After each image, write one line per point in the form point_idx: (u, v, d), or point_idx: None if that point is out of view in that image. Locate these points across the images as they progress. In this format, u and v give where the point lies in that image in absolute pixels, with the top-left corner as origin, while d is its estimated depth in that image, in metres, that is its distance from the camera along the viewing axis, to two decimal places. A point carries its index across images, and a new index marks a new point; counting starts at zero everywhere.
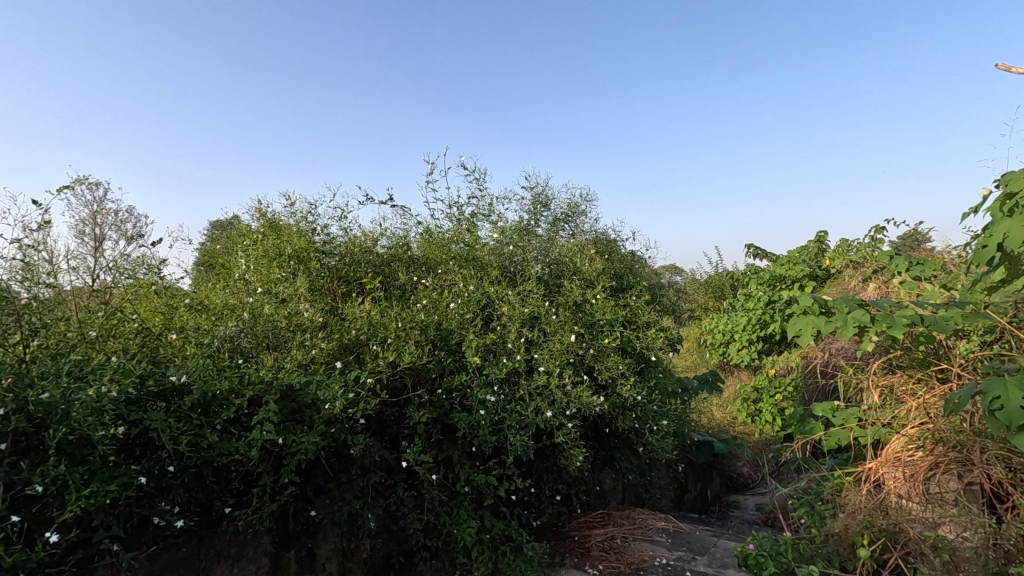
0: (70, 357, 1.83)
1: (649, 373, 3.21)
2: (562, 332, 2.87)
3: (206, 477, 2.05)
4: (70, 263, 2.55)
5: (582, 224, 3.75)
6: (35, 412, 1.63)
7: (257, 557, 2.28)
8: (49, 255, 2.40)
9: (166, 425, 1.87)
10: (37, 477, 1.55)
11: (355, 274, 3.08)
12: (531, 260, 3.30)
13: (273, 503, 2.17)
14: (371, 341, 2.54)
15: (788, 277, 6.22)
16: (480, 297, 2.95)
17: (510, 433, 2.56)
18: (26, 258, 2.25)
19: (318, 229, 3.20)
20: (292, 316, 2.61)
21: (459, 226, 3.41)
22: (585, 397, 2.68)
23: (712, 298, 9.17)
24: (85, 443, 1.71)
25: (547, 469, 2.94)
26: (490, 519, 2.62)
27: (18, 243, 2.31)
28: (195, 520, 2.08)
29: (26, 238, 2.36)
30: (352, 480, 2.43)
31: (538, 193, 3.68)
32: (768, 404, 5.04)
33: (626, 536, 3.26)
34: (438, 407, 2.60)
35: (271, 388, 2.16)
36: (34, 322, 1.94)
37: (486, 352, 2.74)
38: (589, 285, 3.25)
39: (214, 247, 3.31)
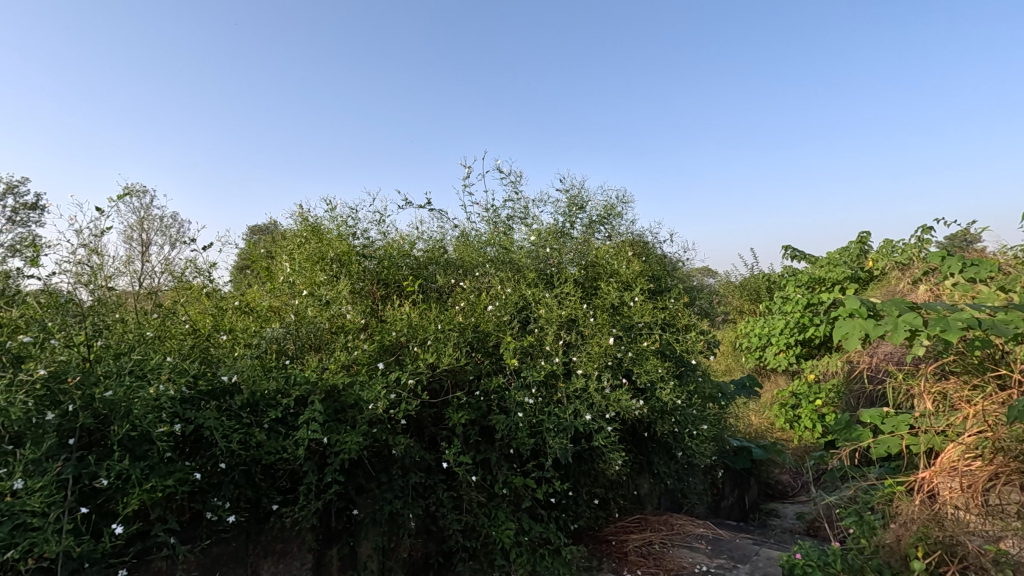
0: (131, 357, 1.92)
1: (688, 376, 3.16)
2: (600, 335, 2.85)
3: (255, 474, 2.12)
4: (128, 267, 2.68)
5: (618, 226, 3.73)
6: (100, 408, 1.70)
7: (301, 553, 2.33)
8: (107, 259, 2.52)
9: (218, 424, 1.94)
10: (103, 471, 1.63)
11: (394, 277, 3.14)
12: (567, 263, 3.30)
13: (318, 501, 2.22)
14: (411, 342, 2.58)
15: (827, 279, 5.98)
16: (517, 300, 2.97)
17: (548, 436, 2.55)
18: (90, 262, 2.38)
19: (358, 233, 3.28)
20: (334, 317, 2.67)
21: (495, 229, 3.44)
22: (624, 400, 2.66)
23: (748, 301, 8.99)
24: (144, 439, 1.79)
25: (585, 473, 2.92)
26: (528, 521, 2.63)
27: (82, 247, 2.45)
28: (244, 516, 2.14)
29: (88, 243, 2.49)
30: (392, 480, 2.47)
31: (574, 195, 3.67)
32: (808, 410, 4.93)
33: (664, 542, 3.22)
34: (476, 408, 2.62)
35: (316, 388, 2.21)
36: (97, 323, 2.03)
37: (523, 355, 2.75)
38: (626, 288, 3.22)
39: (257, 250, 3.41)
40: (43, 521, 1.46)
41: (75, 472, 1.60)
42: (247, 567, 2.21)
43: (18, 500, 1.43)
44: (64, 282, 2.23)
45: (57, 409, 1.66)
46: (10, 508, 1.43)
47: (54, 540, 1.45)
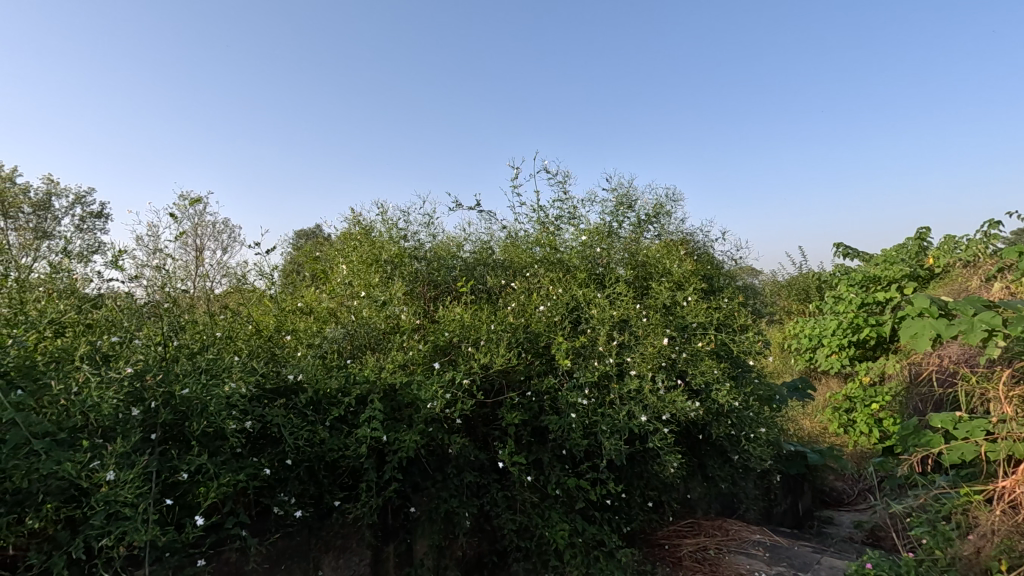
0: (205, 356, 2.00)
1: (744, 378, 3.09)
2: (653, 336, 2.81)
3: (318, 471, 2.17)
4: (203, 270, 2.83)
5: (668, 225, 3.69)
6: (179, 405, 1.79)
7: (360, 549, 2.38)
8: (181, 265, 2.66)
9: (286, 421, 2.01)
10: (183, 465, 1.71)
11: (445, 278, 3.17)
12: (616, 263, 3.27)
13: (378, 497, 2.26)
14: (464, 342, 2.61)
15: (883, 278, 5.68)
16: (569, 300, 2.95)
17: (603, 437, 2.53)
18: (166, 267, 2.53)
19: (408, 236, 3.33)
20: (389, 318, 2.72)
21: (543, 230, 3.43)
22: (680, 402, 2.61)
23: (797, 301, 8.70)
24: (217, 435, 1.86)
25: (638, 475, 2.89)
26: (582, 522, 2.61)
27: (160, 254, 2.60)
28: (309, 511, 2.20)
29: (165, 249, 2.64)
30: (447, 479, 2.49)
31: (622, 194, 3.64)
32: (864, 414, 4.71)
33: (719, 547, 3.15)
34: (529, 408, 2.62)
35: (375, 387, 2.26)
36: (174, 323, 2.14)
37: (576, 355, 2.74)
38: (678, 287, 3.17)
39: (313, 253, 3.51)
40: (132, 511, 1.55)
41: (158, 465, 1.68)
42: (309, 561, 2.28)
43: (110, 490, 1.52)
44: (144, 286, 2.37)
45: (140, 405, 1.75)
46: (104, 498, 1.52)
47: (142, 529, 1.53)
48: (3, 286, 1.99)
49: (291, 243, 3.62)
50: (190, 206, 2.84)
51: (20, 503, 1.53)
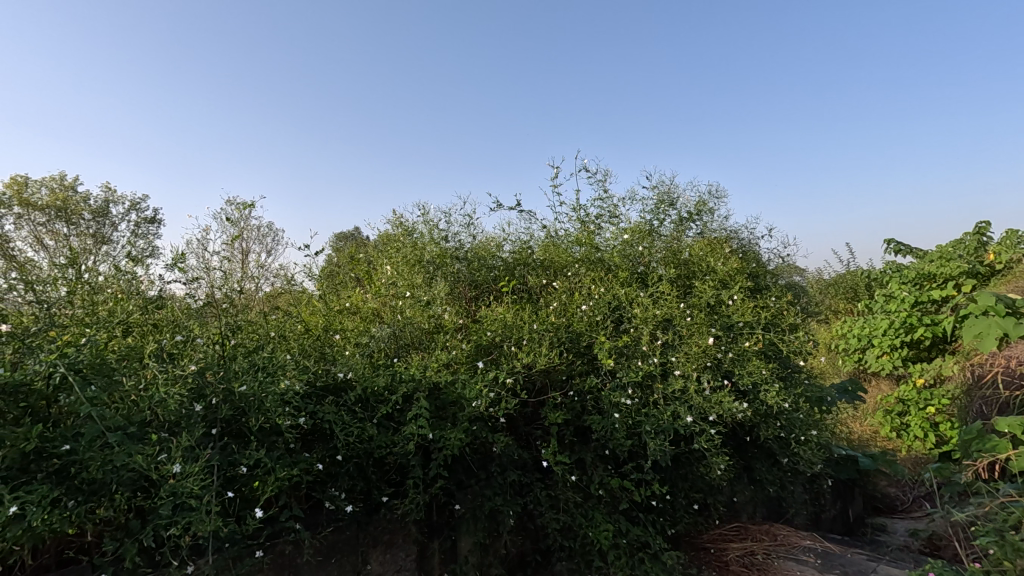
0: (260, 355, 2.08)
1: (794, 379, 3.00)
2: (698, 335, 2.76)
3: (367, 467, 2.22)
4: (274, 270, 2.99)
5: (710, 222, 3.62)
6: (238, 402, 1.86)
7: (406, 545, 2.44)
8: (242, 268, 2.79)
9: (337, 418, 2.06)
10: (243, 458, 1.78)
11: (486, 278, 3.20)
12: (658, 262, 3.23)
13: (424, 494, 2.30)
14: (507, 342, 2.63)
15: (940, 275, 5.33)
16: (611, 299, 2.91)
17: (647, 438, 2.50)
18: (227, 270, 2.65)
19: (449, 237, 3.37)
20: (432, 317, 2.76)
21: (583, 229, 3.42)
22: (727, 402, 2.55)
23: (844, 300, 8.41)
24: (273, 431, 1.92)
25: (683, 477, 2.85)
26: (626, 524, 2.58)
27: (223, 258, 2.74)
28: (358, 507, 2.26)
29: (227, 252, 2.79)
30: (491, 477, 2.51)
31: (663, 192, 3.59)
32: (918, 419, 4.50)
33: (768, 553, 3.08)
34: (572, 408, 2.62)
35: (421, 385, 2.29)
36: (232, 323, 2.23)
37: (618, 355, 2.70)
38: (722, 286, 3.11)
39: (357, 254, 3.59)
40: (197, 502, 1.62)
41: (219, 459, 1.75)
42: (358, 554, 2.34)
43: (177, 482, 1.59)
44: (209, 288, 2.49)
45: (202, 402, 1.82)
46: (171, 489, 1.59)
47: (206, 521, 1.60)
48: (77, 288, 2.12)
49: (331, 245, 3.69)
50: (245, 210, 2.96)
51: (96, 492, 1.63)
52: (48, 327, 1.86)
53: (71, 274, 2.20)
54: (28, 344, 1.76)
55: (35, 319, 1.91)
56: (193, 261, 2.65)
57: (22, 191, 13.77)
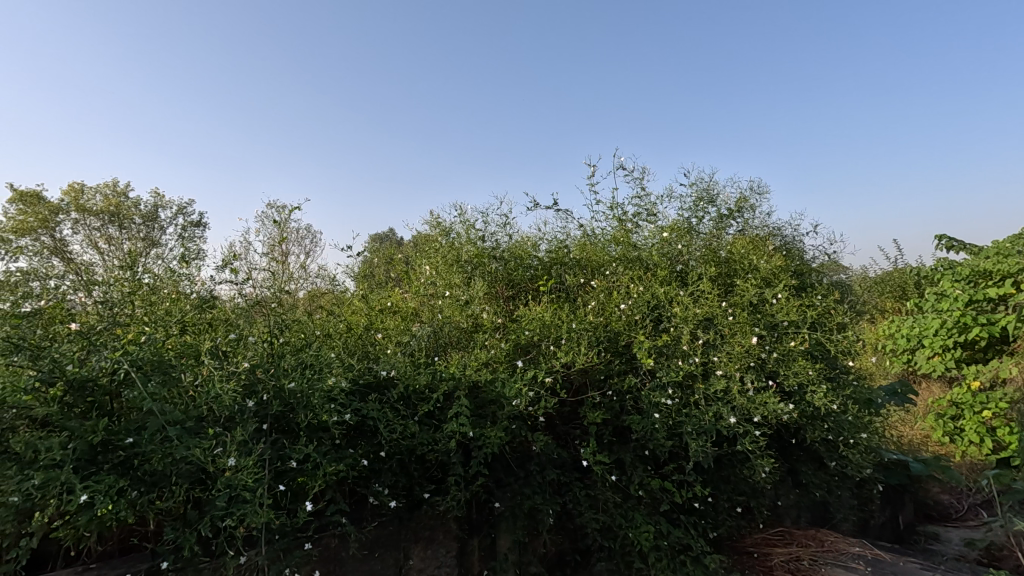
0: (306, 353, 2.13)
1: (842, 380, 2.91)
2: (741, 335, 2.70)
3: (410, 463, 2.26)
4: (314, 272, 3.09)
5: (752, 219, 3.54)
6: (287, 398, 1.92)
7: (446, 541, 2.47)
8: (289, 269, 2.88)
9: (381, 414, 2.10)
10: (293, 453, 1.84)
11: (522, 277, 3.20)
12: (698, 260, 3.17)
13: (465, 491, 2.32)
14: (545, 341, 2.63)
15: (995, 272, 5.10)
16: (651, 297, 2.87)
17: (689, 439, 2.46)
18: (275, 271, 2.73)
19: (486, 236, 3.38)
20: (472, 317, 2.78)
21: (620, 227, 3.39)
22: (771, 404, 2.49)
23: (891, 299, 8.09)
24: (320, 427, 1.98)
25: (725, 479, 2.80)
26: (668, 525, 2.55)
27: (272, 260, 2.83)
28: (401, 503, 2.30)
29: (274, 254, 2.88)
30: (531, 476, 2.52)
31: (703, 189, 3.53)
32: (973, 422, 4.28)
33: (814, 559, 2.99)
34: (611, 407, 2.60)
35: (461, 384, 2.32)
36: (280, 322, 2.30)
37: (658, 354, 2.67)
38: (765, 284, 3.03)
39: (396, 254, 3.65)
40: (251, 495, 1.68)
41: (271, 453, 1.81)
42: (400, 550, 2.39)
43: (232, 475, 1.66)
44: (259, 288, 2.58)
45: (254, 398, 1.89)
46: (226, 481, 1.66)
47: (259, 512, 1.66)
48: (136, 288, 2.22)
49: (368, 245, 3.75)
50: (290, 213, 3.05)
51: (157, 483, 1.71)
52: (112, 326, 1.96)
53: (129, 276, 2.30)
54: (94, 342, 1.85)
55: (99, 319, 2.00)
56: (243, 263, 2.74)
57: (78, 198, 14.47)
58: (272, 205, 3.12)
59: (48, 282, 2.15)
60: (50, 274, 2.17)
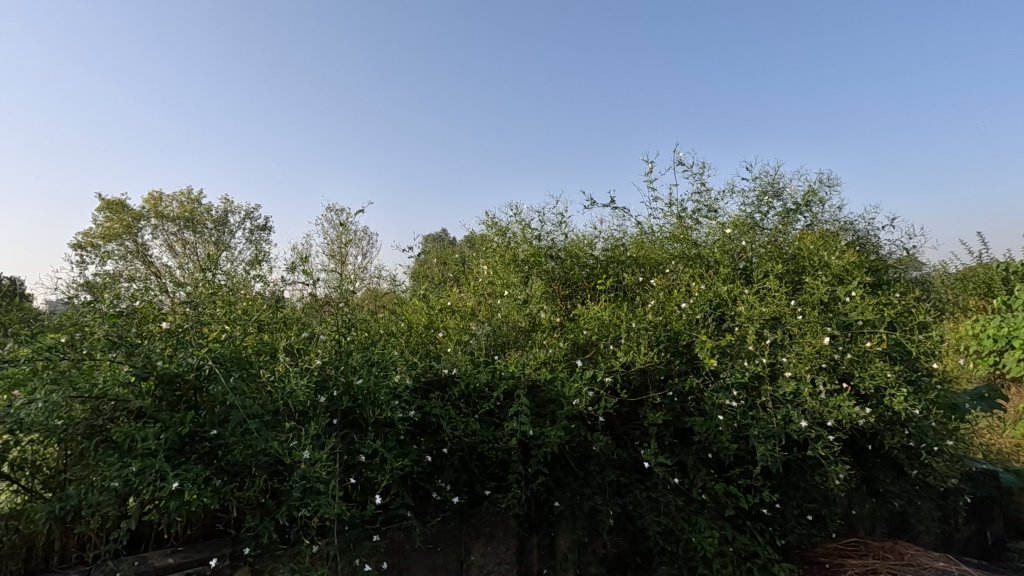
0: (372, 351, 2.20)
1: (925, 384, 2.72)
2: (812, 335, 2.57)
3: (471, 460, 2.29)
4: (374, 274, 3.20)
5: (821, 213, 3.39)
6: (355, 394, 1.99)
7: (507, 539, 2.53)
8: (353, 270, 2.99)
9: (443, 412, 2.15)
10: (362, 447, 1.91)
11: (579, 276, 3.18)
12: (762, 257, 3.06)
13: (525, 490, 2.33)
14: (604, 340, 2.60)
15: None
16: (713, 296, 2.78)
17: (755, 443, 2.38)
18: (341, 272, 2.84)
19: (542, 235, 3.38)
20: (530, 316, 2.78)
21: (679, 224, 3.31)
22: (846, 408, 2.36)
23: (976, 297, 7.50)
24: (386, 423, 2.04)
25: (794, 485, 2.68)
26: (733, 531, 2.47)
27: (338, 262, 2.95)
28: (463, 499, 2.34)
29: (339, 255, 2.99)
30: (590, 476, 2.50)
31: (767, 182, 3.40)
32: None
33: (893, 573, 2.82)
34: (673, 408, 2.54)
35: (520, 383, 2.33)
36: (347, 321, 2.38)
37: (721, 354, 2.58)
38: (836, 282, 2.89)
39: (453, 254, 3.71)
40: (324, 487, 1.75)
41: (341, 448, 1.89)
42: (462, 545, 2.44)
43: (307, 467, 1.74)
44: (327, 288, 2.69)
45: (325, 394, 1.97)
46: (302, 473, 1.74)
47: (332, 504, 1.73)
48: (217, 290, 2.36)
49: (426, 246, 3.82)
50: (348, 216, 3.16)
51: (238, 473, 1.81)
52: (196, 325, 2.09)
53: (209, 277, 2.45)
54: (181, 340, 1.98)
55: (185, 317, 2.15)
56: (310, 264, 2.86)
57: (157, 205, 15.56)
58: (333, 208, 3.24)
59: (138, 284, 2.31)
60: (139, 277, 2.34)
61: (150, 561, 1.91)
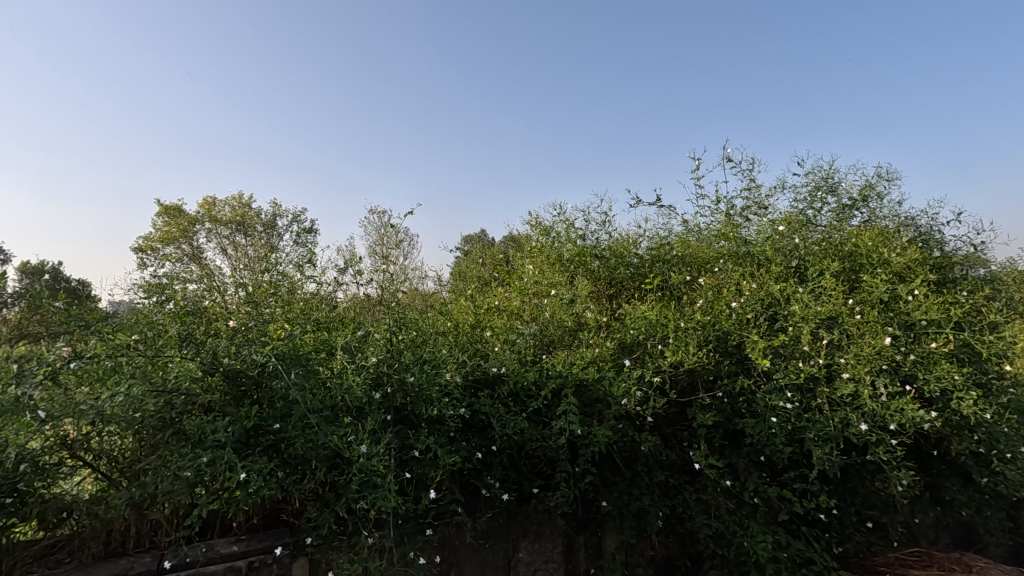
0: (423, 349, 2.25)
1: (995, 387, 2.58)
2: (872, 335, 2.48)
3: (519, 458, 2.32)
4: (419, 275, 3.28)
5: (879, 208, 3.26)
6: (409, 391, 2.05)
7: (553, 537, 2.54)
8: (403, 269, 3.05)
9: (493, 410, 2.18)
10: (416, 443, 1.96)
11: (624, 275, 3.16)
12: (816, 255, 2.96)
13: (573, 489, 2.34)
14: (652, 340, 2.56)
15: None
16: (766, 295, 2.70)
17: (812, 446, 2.31)
18: (394, 270, 2.90)
19: (586, 234, 3.37)
20: (576, 315, 2.78)
21: (728, 222, 3.24)
22: (910, 411, 2.26)
23: None
24: (438, 419, 2.09)
25: (852, 491, 2.61)
26: (787, 536, 2.41)
27: (388, 260, 3.01)
28: (512, 497, 2.36)
29: (389, 255, 3.06)
30: (638, 477, 2.48)
31: (822, 177, 3.30)
32: None
33: None
34: (724, 410, 2.50)
35: (568, 382, 2.34)
36: (398, 320, 2.45)
37: (774, 355, 2.52)
38: (897, 280, 2.77)
39: (497, 254, 3.75)
40: (381, 481, 1.81)
41: (397, 443, 1.94)
42: (510, 542, 2.47)
43: (365, 462, 1.80)
44: (378, 288, 2.77)
45: (380, 391, 2.03)
46: (360, 467, 1.80)
47: (388, 498, 1.78)
48: (275, 290, 2.46)
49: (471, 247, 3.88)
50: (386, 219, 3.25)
51: (299, 466, 1.89)
52: (259, 323, 2.19)
53: (268, 278, 2.56)
54: (244, 338, 2.08)
55: (248, 316, 2.25)
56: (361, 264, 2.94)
57: (212, 210, 16.34)
58: (376, 211, 3.32)
59: (204, 285, 2.43)
60: (202, 278, 2.46)
61: (217, 548, 2.01)
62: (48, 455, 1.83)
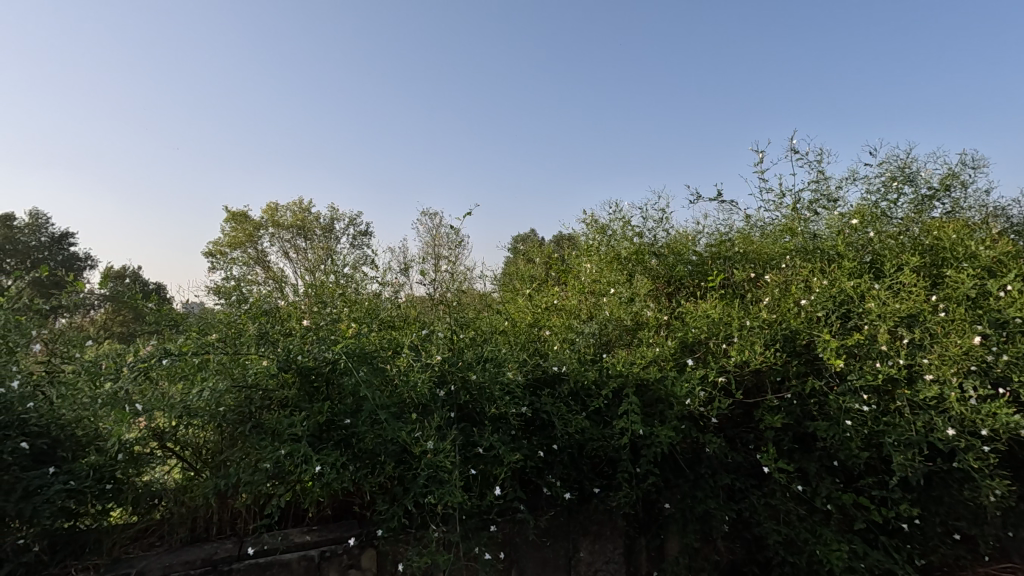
0: (484, 348, 2.28)
1: None
2: (958, 334, 2.32)
3: (580, 457, 2.31)
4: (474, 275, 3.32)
5: (963, 198, 3.03)
6: (472, 389, 2.08)
7: (615, 537, 2.51)
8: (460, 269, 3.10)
9: (555, 409, 2.19)
10: (479, 441, 1.99)
11: (684, 272, 3.08)
12: (892, 249, 2.79)
13: (635, 489, 2.31)
14: (714, 339, 2.48)
15: None
16: (838, 292, 2.57)
17: (891, 451, 2.19)
18: (451, 270, 2.95)
19: (643, 232, 3.32)
20: (635, 314, 2.74)
21: (794, 216, 3.10)
22: (1004, 415, 2.10)
23: None
24: (500, 417, 2.11)
25: (937, 500, 2.44)
26: (864, 546, 2.29)
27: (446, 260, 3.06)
28: (573, 496, 2.36)
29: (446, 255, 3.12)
30: (703, 479, 2.42)
31: (898, 167, 3.11)
32: None
33: None
34: (793, 412, 2.40)
35: (629, 381, 2.31)
36: (458, 319, 2.49)
37: (848, 355, 2.39)
38: (986, 275, 2.59)
39: (552, 253, 3.75)
40: (448, 476, 1.85)
41: (462, 440, 1.98)
42: (571, 541, 2.46)
43: (433, 457, 1.85)
44: (436, 288, 2.82)
45: (444, 388, 2.08)
46: (428, 462, 1.86)
47: (455, 493, 1.82)
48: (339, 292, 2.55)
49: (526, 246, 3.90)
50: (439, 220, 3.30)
51: (368, 461, 1.96)
52: (328, 323, 2.28)
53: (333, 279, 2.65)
54: (314, 336, 2.16)
55: (317, 316, 2.35)
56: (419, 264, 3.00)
57: (275, 215, 17.15)
58: (428, 212, 3.37)
59: (274, 287, 2.55)
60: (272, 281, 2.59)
61: (292, 537, 2.12)
62: (141, 444, 1.97)
